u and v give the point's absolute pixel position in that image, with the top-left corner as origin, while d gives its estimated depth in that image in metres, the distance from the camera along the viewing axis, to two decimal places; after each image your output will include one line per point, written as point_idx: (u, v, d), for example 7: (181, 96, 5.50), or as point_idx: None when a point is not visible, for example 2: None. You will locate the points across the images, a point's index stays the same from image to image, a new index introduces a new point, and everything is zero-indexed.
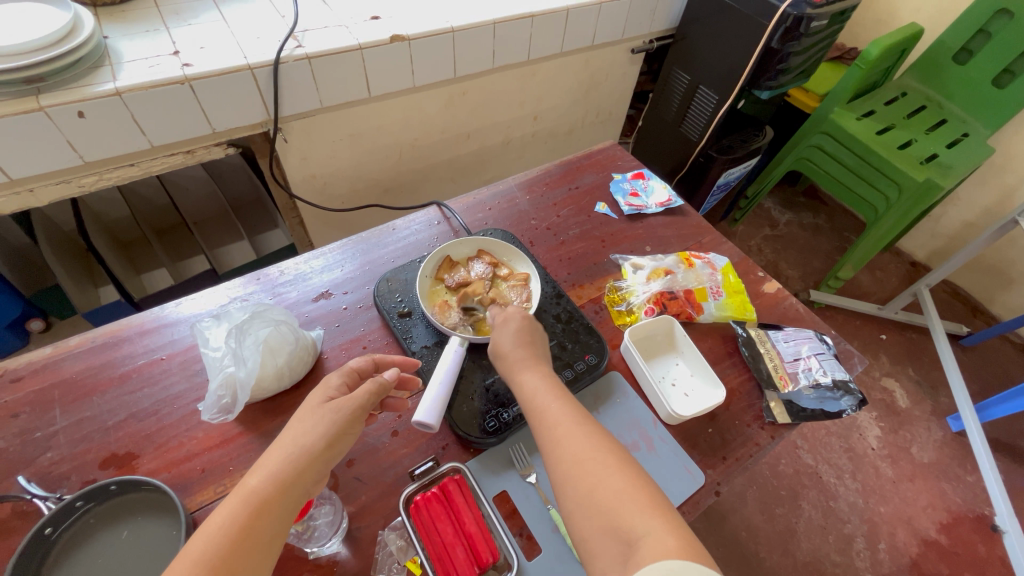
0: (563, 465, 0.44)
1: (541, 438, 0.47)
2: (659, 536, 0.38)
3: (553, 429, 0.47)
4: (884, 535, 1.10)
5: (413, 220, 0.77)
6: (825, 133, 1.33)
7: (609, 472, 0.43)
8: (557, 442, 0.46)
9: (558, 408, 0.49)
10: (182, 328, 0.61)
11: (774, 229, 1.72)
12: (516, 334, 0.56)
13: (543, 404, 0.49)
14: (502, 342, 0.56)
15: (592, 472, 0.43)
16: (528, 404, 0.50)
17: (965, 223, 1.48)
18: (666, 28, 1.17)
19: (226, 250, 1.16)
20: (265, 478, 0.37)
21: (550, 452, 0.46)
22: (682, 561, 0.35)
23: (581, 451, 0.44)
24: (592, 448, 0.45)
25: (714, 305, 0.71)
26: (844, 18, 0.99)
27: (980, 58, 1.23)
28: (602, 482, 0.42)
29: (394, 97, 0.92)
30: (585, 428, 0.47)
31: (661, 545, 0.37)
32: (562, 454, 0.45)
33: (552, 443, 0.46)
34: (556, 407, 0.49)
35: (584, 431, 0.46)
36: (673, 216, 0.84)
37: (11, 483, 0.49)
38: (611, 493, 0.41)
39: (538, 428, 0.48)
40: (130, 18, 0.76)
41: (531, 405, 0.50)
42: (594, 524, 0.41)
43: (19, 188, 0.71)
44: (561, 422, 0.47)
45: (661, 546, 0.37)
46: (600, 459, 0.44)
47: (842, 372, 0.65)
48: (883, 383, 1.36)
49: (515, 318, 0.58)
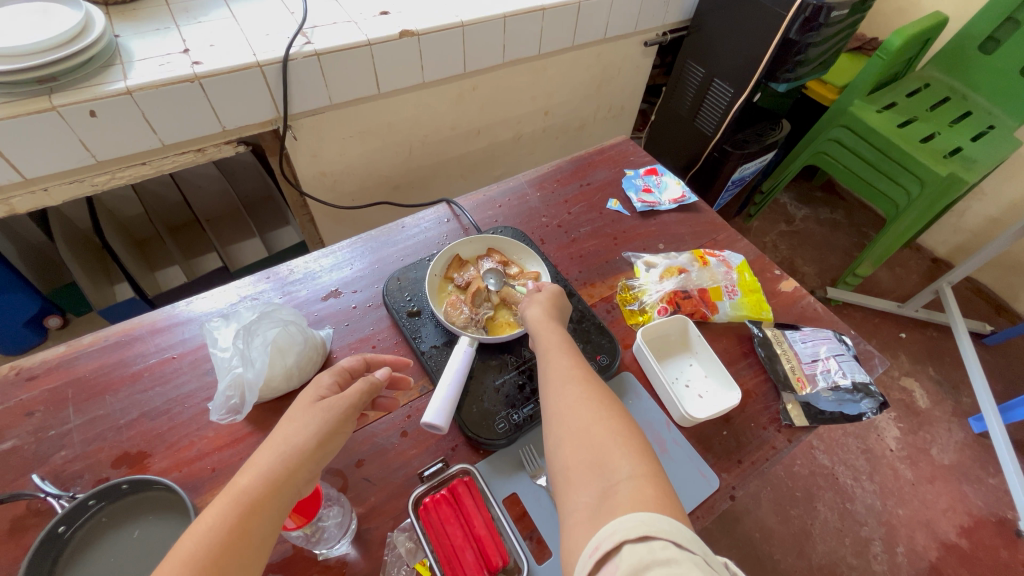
0: (564, 402, 0.44)
1: (550, 377, 0.47)
2: (641, 483, 0.36)
3: (562, 370, 0.47)
4: (902, 538, 1.08)
5: (423, 217, 0.76)
6: (843, 126, 1.29)
7: (609, 415, 0.42)
8: (566, 384, 0.46)
9: (574, 360, 0.49)
10: (193, 327, 0.61)
11: (789, 225, 1.69)
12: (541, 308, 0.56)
13: (560, 352, 0.50)
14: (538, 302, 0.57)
15: (592, 413, 0.43)
16: (542, 343, 0.52)
17: (989, 218, 1.43)
18: (680, 20, 1.15)
19: (238, 247, 1.17)
20: (255, 478, 0.37)
21: (553, 391, 0.46)
22: (657, 515, 0.33)
23: (584, 394, 0.44)
24: (598, 395, 0.44)
25: (729, 304, 0.69)
26: (865, 7, 0.96)
27: (1007, 48, 1.19)
28: (600, 422, 0.42)
29: (404, 94, 0.91)
30: (595, 379, 0.47)
31: (640, 495, 0.35)
32: (564, 395, 0.45)
33: (560, 382, 0.46)
34: (572, 358, 0.49)
35: (581, 387, 0.45)
36: (687, 212, 0.83)
37: (26, 481, 0.50)
38: (607, 432, 0.41)
39: (549, 368, 0.48)
40: (141, 17, 0.76)
41: (547, 347, 0.51)
42: (578, 456, 0.40)
43: (34, 187, 0.72)
44: (574, 369, 0.47)
45: (640, 493, 0.36)
46: (604, 404, 0.44)
47: (862, 373, 0.63)
48: (903, 382, 1.33)
49: (542, 298, 0.58)
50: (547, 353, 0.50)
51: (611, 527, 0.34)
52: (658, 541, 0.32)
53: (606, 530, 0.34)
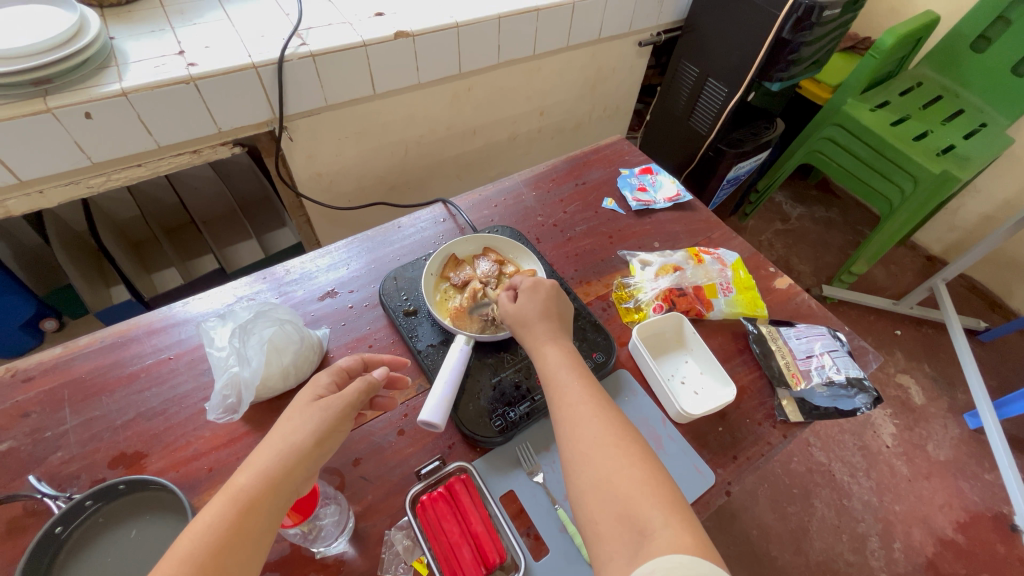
0: (583, 448, 0.44)
1: (562, 418, 0.47)
2: (677, 532, 0.37)
3: (576, 407, 0.47)
4: (899, 534, 1.08)
5: (419, 217, 0.77)
6: (837, 125, 1.30)
7: (630, 462, 0.42)
8: (577, 425, 0.45)
9: (582, 391, 0.48)
10: (189, 328, 0.61)
11: (785, 223, 1.70)
12: (543, 305, 0.56)
13: (569, 383, 0.49)
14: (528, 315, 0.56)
15: (612, 460, 0.42)
16: (550, 376, 0.50)
17: (983, 215, 1.44)
18: (674, 20, 1.15)
19: (234, 248, 1.17)
20: (255, 476, 0.37)
21: (568, 433, 0.45)
22: (697, 560, 0.35)
23: (603, 436, 0.44)
24: (616, 436, 0.44)
25: (724, 301, 0.70)
26: (857, 6, 0.97)
27: (998, 46, 1.20)
28: (621, 470, 0.42)
29: (398, 94, 0.91)
30: (608, 414, 0.46)
31: (678, 542, 0.37)
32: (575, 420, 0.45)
33: (573, 425, 0.45)
34: (581, 390, 0.48)
35: (598, 422, 0.45)
36: (682, 211, 0.83)
37: (22, 482, 0.50)
38: (630, 482, 0.41)
39: (560, 405, 0.47)
40: (135, 18, 0.76)
41: (553, 378, 0.50)
42: (608, 509, 0.40)
43: (29, 190, 0.72)
44: (584, 405, 0.46)
45: (679, 541, 0.37)
46: (622, 447, 0.43)
47: (856, 369, 0.63)
48: (898, 379, 1.34)
49: (542, 289, 0.57)
50: (549, 385, 0.50)
51: (651, 567, 0.35)
52: None
53: (646, 570, 0.34)
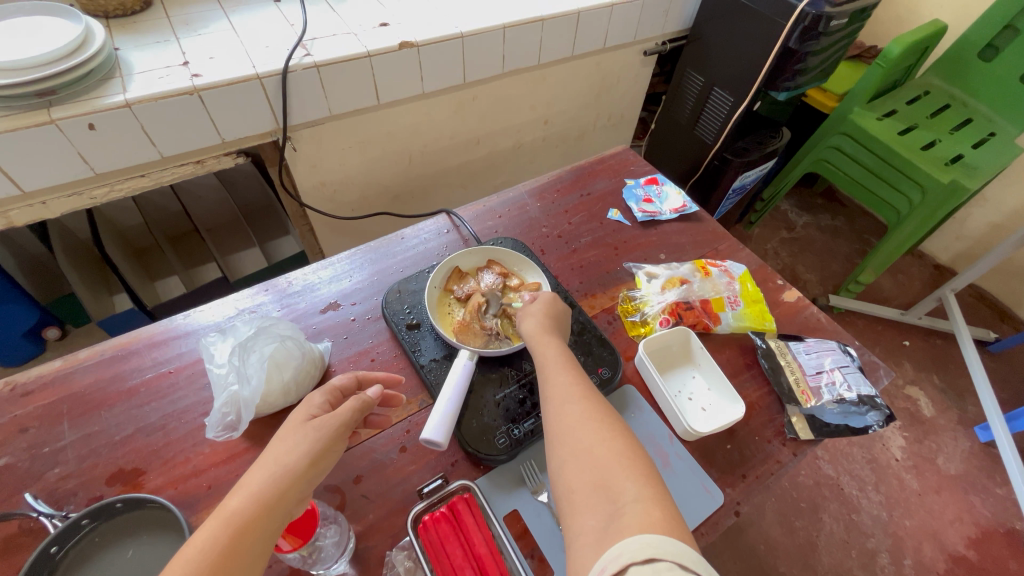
0: (565, 422, 0.44)
1: (551, 397, 0.47)
2: (647, 505, 0.36)
3: (562, 387, 0.47)
4: (909, 550, 1.06)
5: (422, 227, 0.76)
6: (844, 134, 1.29)
7: (609, 436, 0.42)
8: (565, 402, 0.45)
9: (574, 375, 0.48)
10: (190, 341, 0.61)
11: (790, 232, 1.69)
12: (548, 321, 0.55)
13: (558, 369, 0.49)
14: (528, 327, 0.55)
15: (593, 432, 0.42)
16: (541, 360, 0.51)
17: (992, 224, 1.43)
18: (679, 29, 1.15)
19: (238, 257, 1.17)
20: (247, 499, 0.36)
21: (554, 410, 0.46)
22: (662, 536, 0.33)
23: (586, 412, 0.44)
24: (600, 414, 0.44)
25: (732, 315, 0.69)
26: (864, 16, 0.96)
27: (1007, 55, 1.19)
28: (602, 442, 0.41)
29: (402, 104, 0.91)
30: (598, 398, 0.46)
31: (645, 515, 0.35)
32: (566, 413, 0.44)
33: (561, 402, 0.46)
34: (569, 374, 0.48)
35: (585, 402, 0.45)
36: (688, 222, 0.82)
37: (18, 499, 0.49)
38: (608, 454, 0.40)
39: (550, 384, 0.48)
40: (140, 29, 0.76)
41: (544, 364, 0.50)
42: (583, 478, 0.40)
43: (33, 201, 0.72)
44: (573, 387, 0.47)
45: (646, 515, 0.35)
46: (605, 424, 0.43)
47: (868, 386, 0.62)
48: (907, 391, 1.32)
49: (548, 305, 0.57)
50: (544, 368, 0.50)
51: (617, 549, 0.33)
52: (663, 562, 0.32)
53: (611, 553, 0.33)
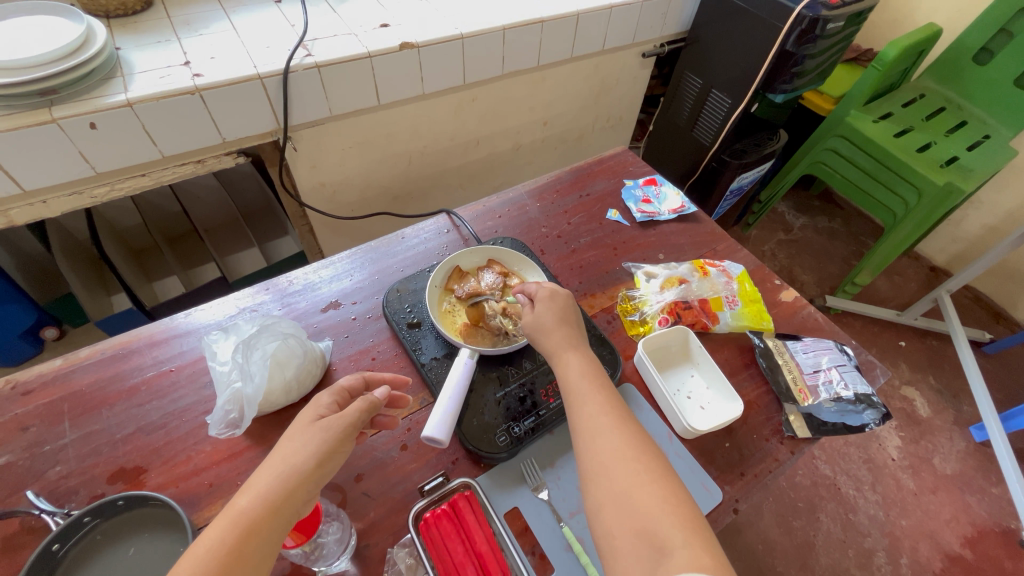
0: (602, 461, 0.43)
1: (582, 430, 0.46)
2: (696, 552, 0.37)
3: (596, 420, 0.46)
4: (906, 550, 1.07)
5: (423, 228, 0.76)
6: (841, 136, 1.30)
7: (650, 478, 0.41)
8: (598, 437, 0.45)
9: (602, 402, 0.47)
10: (191, 340, 0.61)
11: (787, 233, 1.70)
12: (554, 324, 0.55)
13: (588, 394, 0.48)
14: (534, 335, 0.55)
15: (633, 474, 0.42)
16: (569, 387, 0.50)
17: (986, 226, 1.44)
18: (678, 31, 1.15)
19: (236, 257, 1.17)
20: (255, 499, 0.36)
21: (587, 444, 0.45)
22: None
23: (622, 449, 0.44)
24: (634, 448, 0.44)
25: (730, 314, 0.69)
26: (861, 19, 0.97)
27: (1001, 58, 1.20)
28: (641, 485, 0.41)
29: (403, 105, 0.91)
30: (630, 428, 0.45)
31: (695, 563, 0.36)
32: (600, 449, 0.44)
33: (593, 437, 0.45)
34: (601, 402, 0.47)
35: (618, 434, 0.45)
36: (686, 223, 0.83)
37: (19, 497, 0.49)
38: (650, 498, 0.40)
39: (579, 415, 0.47)
40: (142, 29, 0.76)
41: (573, 390, 0.49)
42: (625, 523, 0.40)
43: (32, 200, 0.72)
44: (604, 418, 0.46)
45: (697, 563, 0.36)
46: (642, 463, 0.43)
47: (864, 385, 0.62)
48: (903, 391, 1.33)
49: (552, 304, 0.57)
50: (571, 396, 0.49)
51: None
52: None
53: None
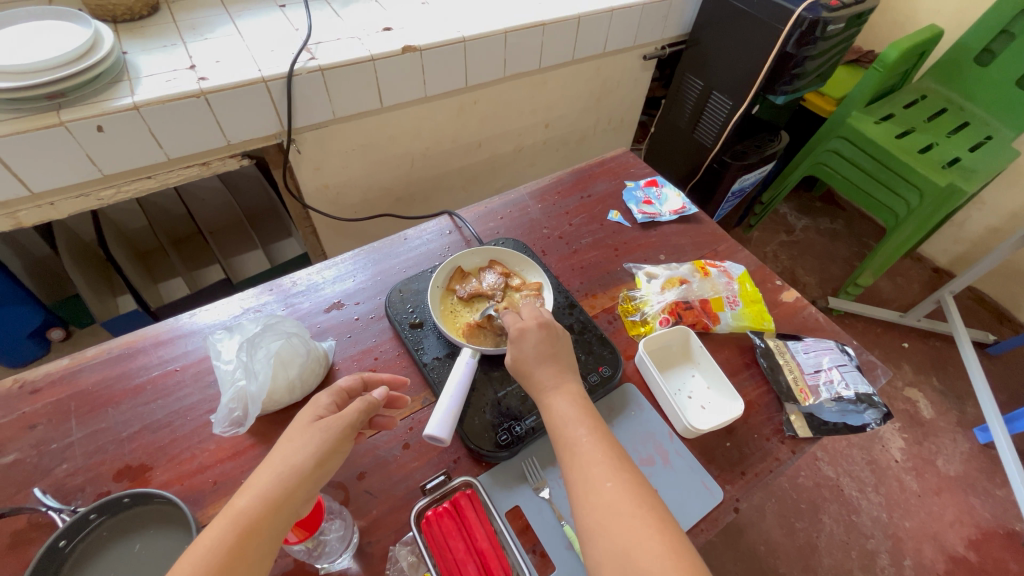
0: (598, 513, 0.42)
1: (575, 477, 0.45)
2: None
3: (589, 469, 0.45)
4: (909, 551, 1.07)
5: (425, 229, 0.77)
6: (842, 138, 1.30)
7: (648, 531, 0.41)
8: (592, 486, 0.44)
9: (597, 446, 0.47)
10: (196, 339, 0.61)
11: (790, 235, 1.70)
12: (540, 343, 0.54)
13: (579, 438, 0.47)
14: (517, 346, 0.55)
15: (629, 528, 0.41)
16: (558, 434, 0.49)
17: (990, 227, 1.44)
18: (679, 34, 1.16)
19: (241, 258, 1.18)
20: (253, 498, 0.37)
21: (583, 493, 0.44)
22: None
23: (617, 501, 0.43)
24: (631, 494, 0.43)
25: (731, 314, 0.69)
26: (860, 21, 0.97)
27: (1002, 59, 1.20)
28: (640, 538, 0.40)
29: (406, 107, 0.92)
30: (624, 475, 0.45)
31: None
32: (596, 499, 0.43)
33: (587, 486, 0.44)
34: (594, 448, 0.46)
35: (616, 481, 0.44)
36: (687, 223, 0.83)
37: (27, 494, 0.50)
38: (648, 553, 0.39)
39: (572, 462, 0.46)
40: (148, 33, 0.77)
41: (563, 437, 0.48)
42: None
43: (41, 201, 0.73)
44: (599, 465, 0.45)
45: None
46: (639, 514, 0.42)
47: (865, 384, 0.63)
48: (906, 393, 1.32)
49: (537, 322, 0.56)
50: (562, 441, 0.48)
51: None
52: None
53: None
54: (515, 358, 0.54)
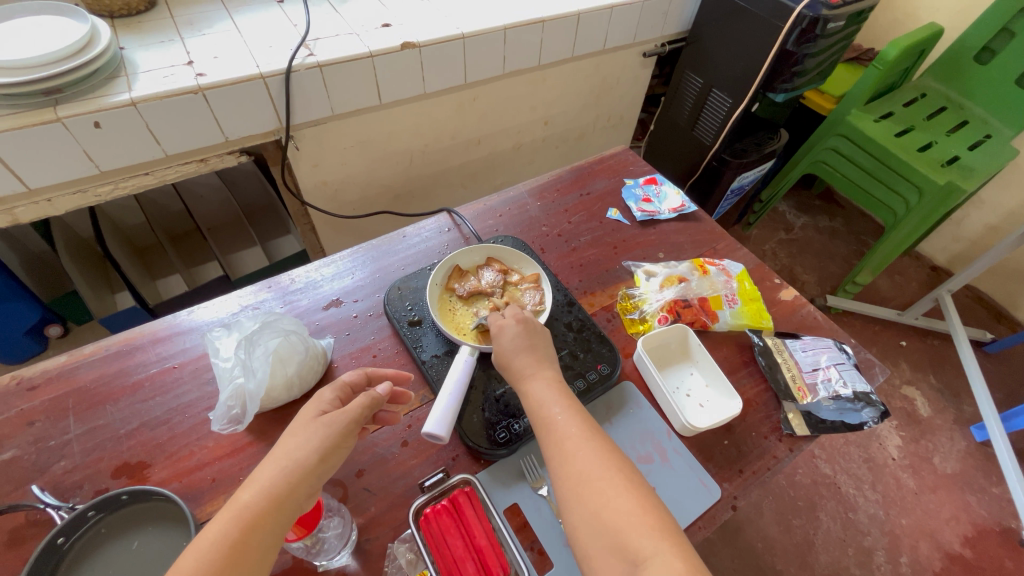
0: (570, 482, 0.43)
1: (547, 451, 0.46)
2: (669, 558, 0.37)
3: (561, 440, 0.46)
4: (906, 548, 1.07)
5: (424, 226, 0.77)
6: (841, 135, 1.30)
7: (617, 491, 0.41)
8: (562, 455, 0.45)
9: (567, 417, 0.48)
10: (194, 337, 0.61)
11: (788, 233, 1.70)
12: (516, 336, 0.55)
13: (549, 410, 0.48)
14: (501, 345, 0.55)
15: (599, 492, 0.42)
16: (531, 409, 0.50)
17: (988, 226, 1.44)
18: (678, 31, 1.16)
19: (239, 256, 1.17)
20: (258, 493, 0.37)
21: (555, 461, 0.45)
22: None
23: (586, 467, 0.43)
24: (600, 458, 0.44)
25: (729, 313, 0.69)
26: (861, 19, 0.97)
27: (1002, 58, 1.20)
28: (609, 501, 0.41)
29: (404, 104, 0.92)
30: (592, 442, 0.45)
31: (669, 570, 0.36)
32: (567, 469, 0.44)
33: (558, 456, 0.45)
34: (563, 420, 0.47)
35: (585, 448, 0.45)
36: (686, 221, 0.83)
37: (25, 491, 0.50)
38: (619, 514, 0.40)
39: (544, 434, 0.47)
40: (145, 29, 0.77)
41: (537, 413, 0.49)
42: (599, 540, 0.40)
43: (38, 198, 0.73)
44: (567, 434, 0.46)
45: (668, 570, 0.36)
46: (608, 478, 0.42)
47: (863, 383, 0.63)
48: (904, 391, 1.33)
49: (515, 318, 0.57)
50: (535, 415, 0.49)
51: None
52: None
53: None
54: (496, 352, 0.55)
